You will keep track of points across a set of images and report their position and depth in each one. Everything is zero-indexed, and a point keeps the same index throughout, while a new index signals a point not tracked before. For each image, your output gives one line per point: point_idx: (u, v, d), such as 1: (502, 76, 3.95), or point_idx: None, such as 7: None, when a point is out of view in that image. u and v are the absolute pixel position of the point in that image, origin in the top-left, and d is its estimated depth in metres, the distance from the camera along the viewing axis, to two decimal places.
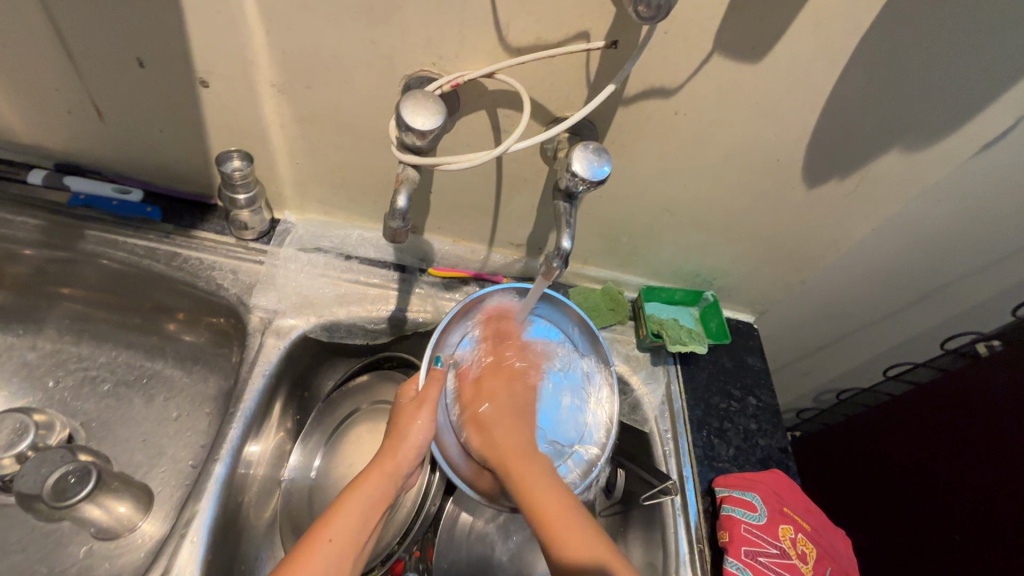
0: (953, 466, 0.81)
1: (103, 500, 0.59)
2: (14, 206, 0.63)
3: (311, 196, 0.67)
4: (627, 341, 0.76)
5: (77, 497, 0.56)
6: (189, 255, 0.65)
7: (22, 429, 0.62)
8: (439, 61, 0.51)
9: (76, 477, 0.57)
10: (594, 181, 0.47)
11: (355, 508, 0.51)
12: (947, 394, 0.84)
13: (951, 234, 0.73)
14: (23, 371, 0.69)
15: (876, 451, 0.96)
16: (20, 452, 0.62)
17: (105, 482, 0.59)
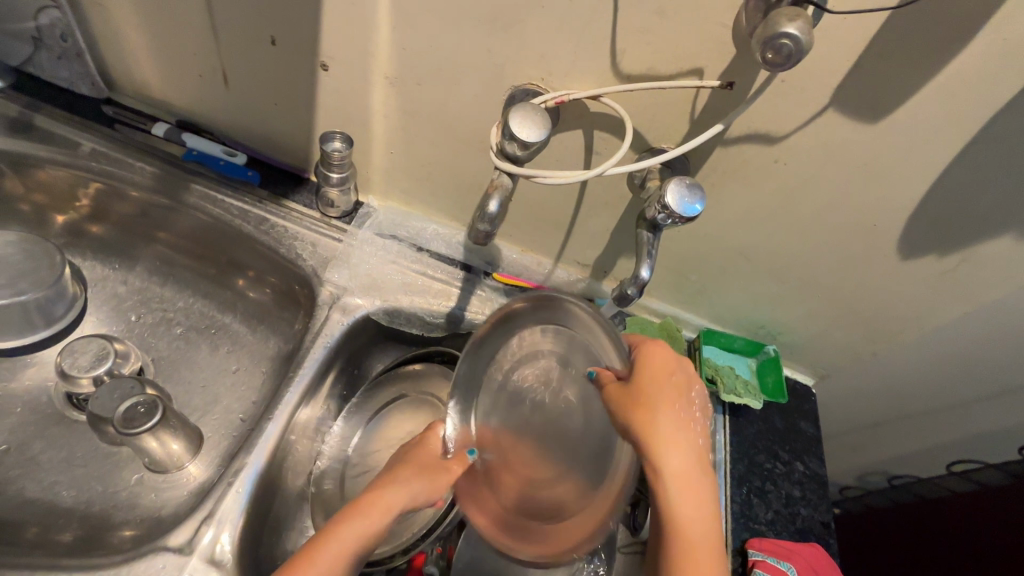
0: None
1: (161, 435, 0.63)
2: (136, 152, 0.68)
3: (397, 185, 0.70)
4: None
5: (142, 428, 0.60)
6: (276, 222, 0.69)
7: (103, 353, 0.68)
8: (548, 77, 0.52)
9: (144, 409, 0.61)
10: (683, 216, 0.46)
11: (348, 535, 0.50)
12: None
13: None
14: (112, 301, 0.75)
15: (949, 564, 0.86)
16: (97, 375, 0.67)
17: (167, 419, 0.63)
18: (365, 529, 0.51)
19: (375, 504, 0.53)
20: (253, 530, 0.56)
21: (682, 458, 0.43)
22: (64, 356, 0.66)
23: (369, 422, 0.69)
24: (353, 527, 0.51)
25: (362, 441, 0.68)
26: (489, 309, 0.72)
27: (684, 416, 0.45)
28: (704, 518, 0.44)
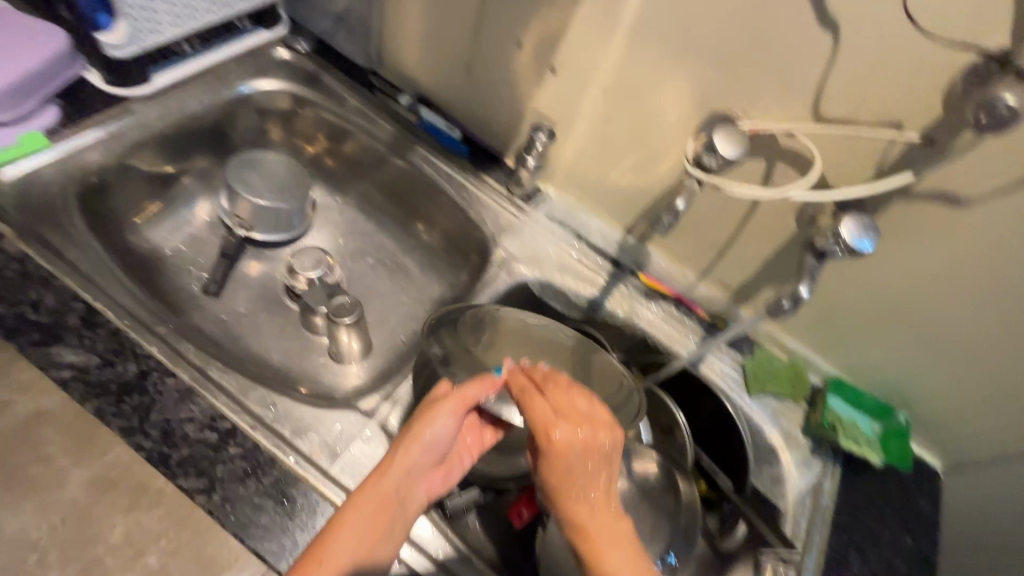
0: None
1: (351, 335, 0.79)
2: (384, 114, 0.86)
3: (576, 180, 0.80)
4: (793, 420, 0.76)
5: (344, 320, 0.76)
6: (471, 189, 0.84)
7: (318, 262, 0.84)
8: (748, 109, 0.59)
9: (348, 307, 0.78)
10: (852, 249, 0.51)
11: (358, 509, 0.50)
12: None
13: None
14: (328, 225, 0.93)
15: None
16: (311, 278, 0.83)
17: (359, 323, 0.78)
18: (377, 496, 0.51)
19: (353, 501, 0.50)
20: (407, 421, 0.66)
21: (567, 454, 0.51)
22: (295, 257, 0.83)
23: None
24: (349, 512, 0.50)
25: None
26: (630, 305, 0.80)
27: (566, 413, 0.52)
28: (600, 509, 0.50)
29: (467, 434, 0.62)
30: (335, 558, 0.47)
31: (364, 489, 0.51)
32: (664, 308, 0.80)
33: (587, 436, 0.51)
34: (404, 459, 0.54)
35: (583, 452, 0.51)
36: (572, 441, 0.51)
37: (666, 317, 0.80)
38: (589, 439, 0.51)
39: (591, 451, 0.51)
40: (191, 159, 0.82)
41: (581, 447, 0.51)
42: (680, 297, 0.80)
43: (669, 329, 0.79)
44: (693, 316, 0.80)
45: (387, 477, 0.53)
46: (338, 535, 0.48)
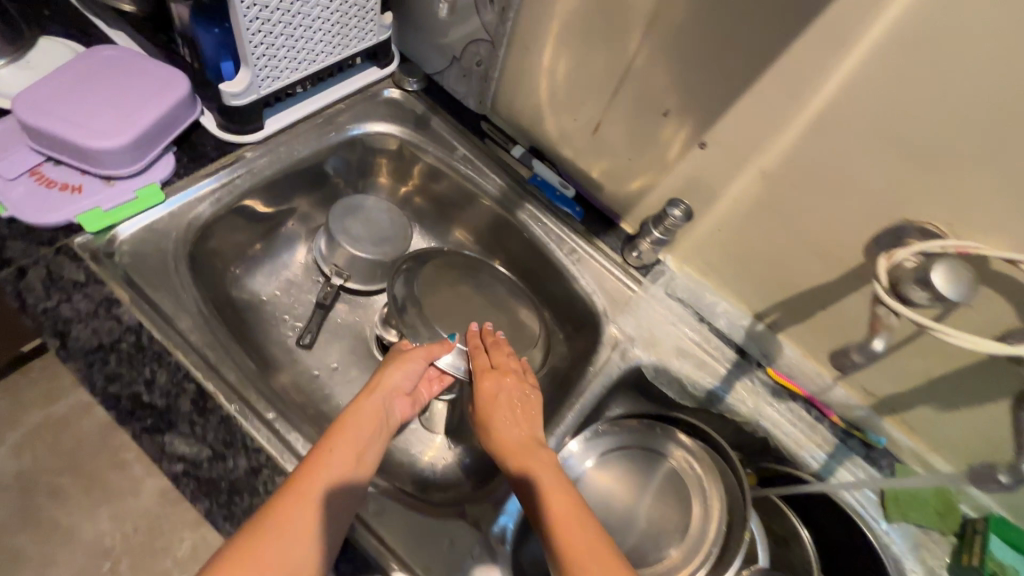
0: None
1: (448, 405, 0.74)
2: (493, 165, 0.80)
3: (704, 258, 0.72)
4: (936, 555, 0.66)
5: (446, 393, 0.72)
6: (583, 255, 0.77)
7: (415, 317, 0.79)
8: (957, 223, 0.49)
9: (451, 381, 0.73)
10: None
11: (348, 433, 0.53)
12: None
13: None
14: None
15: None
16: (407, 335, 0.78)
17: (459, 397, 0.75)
18: (361, 417, 0.56)
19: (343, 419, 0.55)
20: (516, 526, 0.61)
21: (516, 420, 0.61)
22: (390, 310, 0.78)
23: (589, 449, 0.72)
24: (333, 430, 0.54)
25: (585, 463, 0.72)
26: (755, 402, 0.71)
27: (507, 368, 0.65)
28: (554, 473, 0.55)
29: (430, 382, 0.67)
30: (331, 476, 0.50)
31: (353, 411, 0.56)
32: (794, 409, 0.71)
33: (495, 381, 0.64)
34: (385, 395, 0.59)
35: (507, 402, 0.63)
36: (507, 403, 0.62)
37: (797, 420, 0.71)
38: (517, 400, 0.63)
39: (523, 416, 0.62)
40: (292, 202, 0.79)
41: (509, 403, 0.63)
42: (812, 398, 0.72)
43: (800, 435, 0.70)
44: (827, 421, 0.71)
45: (374, 403, 0.58)
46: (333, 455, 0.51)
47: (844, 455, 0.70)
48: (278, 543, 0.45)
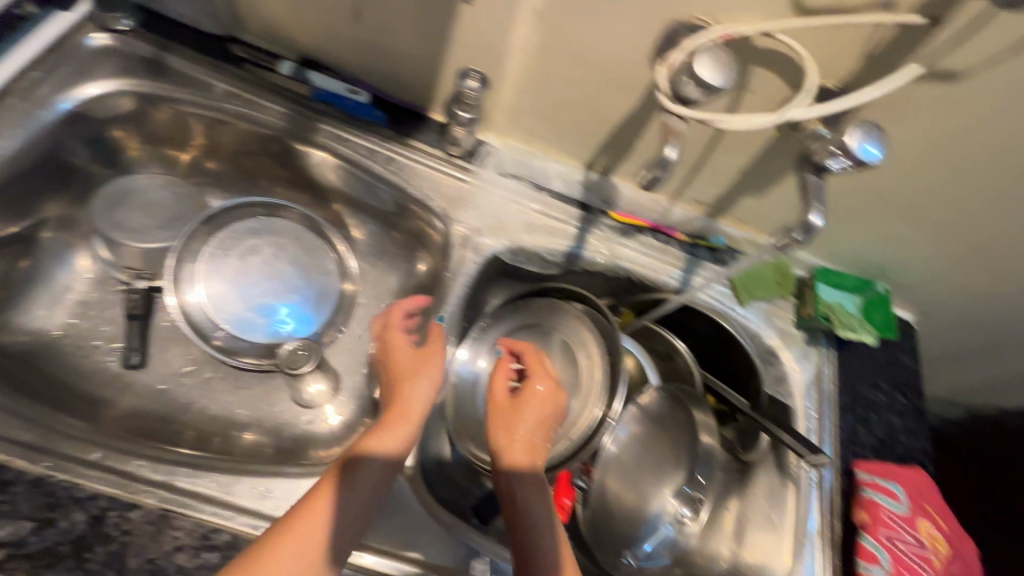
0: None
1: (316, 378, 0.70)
2: (265, 91, 0.68)
3: (521, 124, 0.69)
4: (784, 317, 0.77)
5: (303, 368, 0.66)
6: (403, 162, 0.71)
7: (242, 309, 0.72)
8: (716, 10, 0.49)
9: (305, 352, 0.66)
10: (861, 162, 0.47)
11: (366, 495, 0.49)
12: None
13: None
14: None
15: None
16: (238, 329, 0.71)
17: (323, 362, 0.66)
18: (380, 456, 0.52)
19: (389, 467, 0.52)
20: None
21: (529, 416, 0.58)
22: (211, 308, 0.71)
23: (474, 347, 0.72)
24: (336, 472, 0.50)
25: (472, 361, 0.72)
26: (610, 248, 0.74)
27: (540, 381, 0.61)
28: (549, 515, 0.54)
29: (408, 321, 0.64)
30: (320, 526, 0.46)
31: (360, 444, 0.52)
32: (644, 242, 0.75)
33: (534, 397, 0.59)
34: (411, 415, 0.55)
35: (536, 424, 0.58)
36: (535, 425, 0.58)
37: (649, 250, 0.75)
38: (541, 415, 0.58)
39: (545, 430, 0.58)
40: (32, 211, 0.63)
41: (534, 415, 0.58)
42: (657, 226, 0.75)
43: (654, 262, 0.75)
44: (674, 241, 0.75)
45: (396, 433, 0.53)
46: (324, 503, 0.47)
47: (695, 265, 0.76)
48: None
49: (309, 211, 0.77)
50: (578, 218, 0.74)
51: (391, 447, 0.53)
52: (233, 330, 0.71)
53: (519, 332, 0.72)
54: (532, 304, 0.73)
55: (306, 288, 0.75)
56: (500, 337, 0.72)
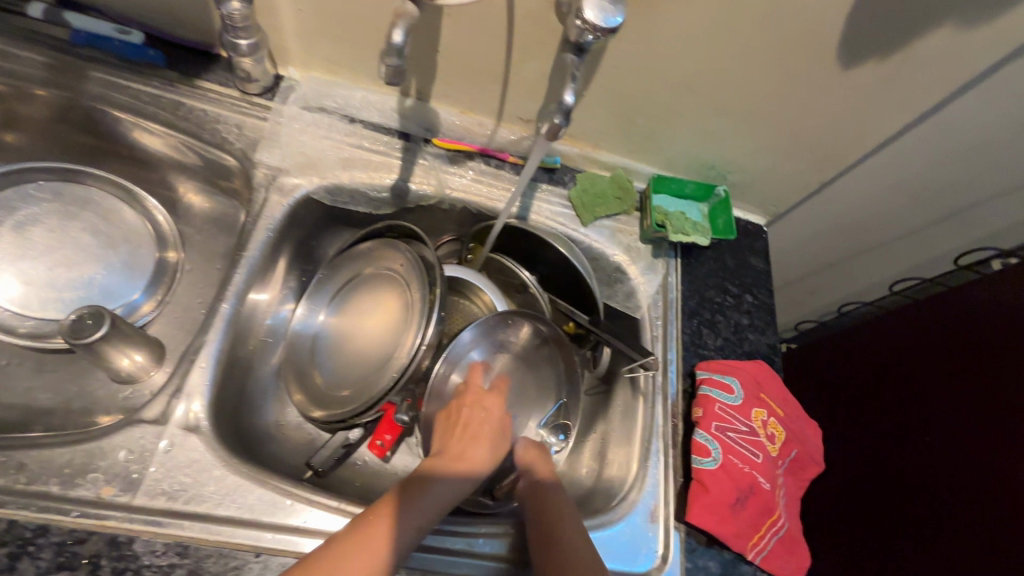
0: (987, 415, 0.70)
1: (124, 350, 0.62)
2: (25, 41, 0.62)
3: (315, 50, 0.64)
4: (630, 232, 0.76)
5: (91, 337, 0.57)
6: (193, 105, 0.65)
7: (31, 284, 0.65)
8: None
9: (91, 319, 0.58)
10: (606, 30, 0.44)
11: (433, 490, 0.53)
12: (1004, 330, 0.73)
13: (977, 141, 0.72)
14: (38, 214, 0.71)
15: (889, 384, 0.88)
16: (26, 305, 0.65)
17: (122, 331, 0.61)
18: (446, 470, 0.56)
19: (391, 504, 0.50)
20: (223, 398, 0.57)
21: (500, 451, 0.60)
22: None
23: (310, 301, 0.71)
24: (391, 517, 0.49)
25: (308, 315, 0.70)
26: (437, 178, 0.70)
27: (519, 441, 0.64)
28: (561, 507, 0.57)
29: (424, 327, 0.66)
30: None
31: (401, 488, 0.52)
32: (474, 168, 0.71)
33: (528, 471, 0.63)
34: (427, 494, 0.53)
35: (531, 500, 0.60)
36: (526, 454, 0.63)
37: (481, 177, 0.72)
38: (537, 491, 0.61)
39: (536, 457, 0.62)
40: None
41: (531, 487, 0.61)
42: (486, 150, 0.72)
43: (487, 189, 0.72)
44: (507, 165, 0.73)
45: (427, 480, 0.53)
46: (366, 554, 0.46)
47: (532, 187, 0.74)
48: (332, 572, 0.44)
49: (110, 177, 0.70)
50: (400, 149, 0.70)
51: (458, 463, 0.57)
52: (13, 305, 0.64)
53: (351, 280, 0.70)
54: (364, 250, 0.71)
55: (112, 257, 0.69)
56: (333, 289, 0.70)
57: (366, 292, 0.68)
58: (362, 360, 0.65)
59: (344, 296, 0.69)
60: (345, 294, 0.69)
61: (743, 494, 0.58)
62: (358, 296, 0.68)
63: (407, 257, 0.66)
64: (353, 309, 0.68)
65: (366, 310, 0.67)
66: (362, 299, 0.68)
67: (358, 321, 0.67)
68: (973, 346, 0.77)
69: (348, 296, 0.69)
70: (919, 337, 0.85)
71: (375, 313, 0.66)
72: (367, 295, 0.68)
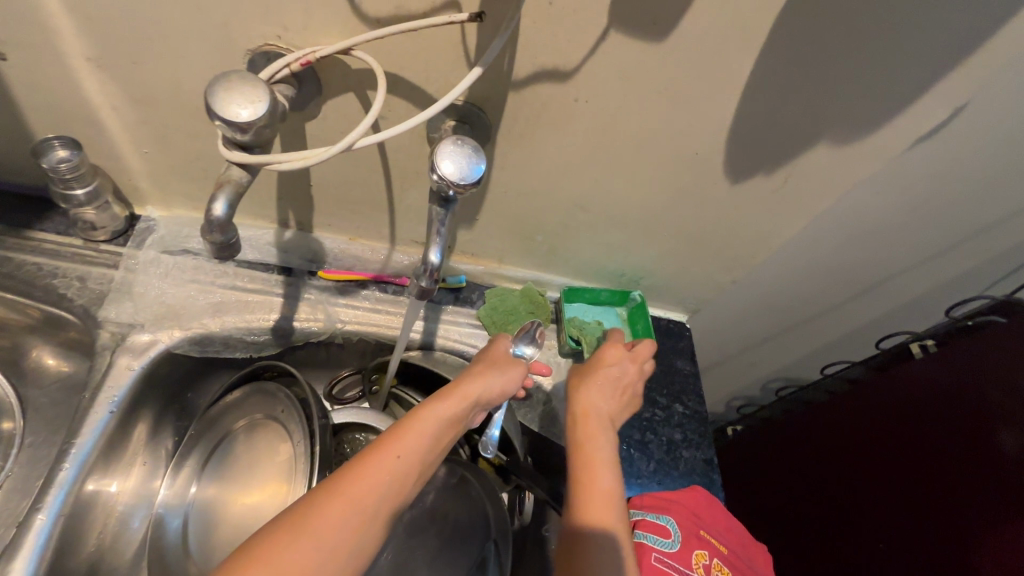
0: (935, 537, 0.68)
1: None
2: None
3: (173, 189, 0.58)
4: (548, 346, 0.70)
5: None
6: (23, 260, 0.56)
7: None
8: (286, 33, 0.42)
9: None
10: (471, 183, 0.39)
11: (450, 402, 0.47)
12: (923, 437, 0.73)
13: (873, 228, 0.73)
14: None
15: (835, 492, 0.85)
16: None
17: None
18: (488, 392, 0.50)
19: (456, 389, 0.47)
20: None
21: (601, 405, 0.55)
22: None
23: (177, 473, 0.59)
24: (447, 400, 0.46)
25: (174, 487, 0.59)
26: (325, 311, 0.63)
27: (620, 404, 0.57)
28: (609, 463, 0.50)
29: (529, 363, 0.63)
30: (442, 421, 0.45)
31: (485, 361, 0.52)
32: (368, 297, 0.65)
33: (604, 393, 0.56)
34: (472, 396, 0.48)
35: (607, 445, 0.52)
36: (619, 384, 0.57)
37: (378, 304, 0.65)
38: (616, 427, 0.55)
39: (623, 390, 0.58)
40: None
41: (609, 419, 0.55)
42: (382, 276, 0.66)
43: (386, 317, 0.64)
44: (406, 289, 0.66)
45: (488, 376, 0.50)
46: (433, 424, 0.44)
47: (436, 309, 0.68)
48: (354, 484, 0.38)
49: None
50: (281, 283, 0.62)
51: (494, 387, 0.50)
52: None
53: (224, 439, 0.60)
54: (238, 396, 0.61)
55: None
56: (204, 453, 0.60)
57: (241, 450, 0.58)
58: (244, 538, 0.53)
59: (215, 460, 0.59)
60: (216, 458, 0.59)
61: None
62: (232, 457, 0.59)
63: (284, 404, 0.58)
64: (225, 476, 0.58)
65: (242, 476, 0.57)
66: (237, 460, 0.58)
67: (233, 489, 0.57)
68: (899, 454, 0.76)
69: (221, 459, 0.59)
70: (858, 423, 0.83)
71: (252, 477, 0.56)
72: (244, 453, 0.58)
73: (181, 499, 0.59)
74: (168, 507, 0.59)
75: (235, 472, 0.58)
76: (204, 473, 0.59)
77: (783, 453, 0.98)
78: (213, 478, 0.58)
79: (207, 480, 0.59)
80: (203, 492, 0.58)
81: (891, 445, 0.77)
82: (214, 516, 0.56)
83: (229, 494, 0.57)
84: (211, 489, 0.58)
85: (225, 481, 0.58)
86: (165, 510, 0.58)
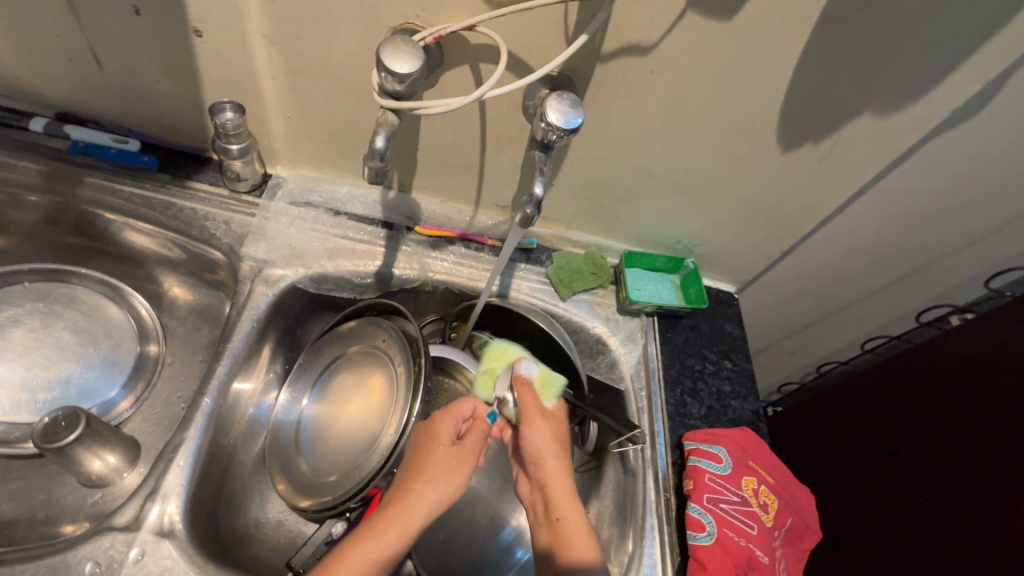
0: (964, 494, 0.73)
1: (95, 451, 0.59)
2: (20, 152, 0.66)
3: (303, 151, 0.69)
4: (607, 305, 0.79)
5: (67, 440, 0.55)
6: (183, 205, 0.68)
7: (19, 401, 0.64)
8: (423, 14, 0.52)
9: (67, 421, 0.56)
10: (568, 130, 0.49)
11: (403, 513, 0.51)
12: (953, 399, 0.78)
13: (916, 207, 0.78)
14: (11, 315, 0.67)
15: (874, 460, 0.89)
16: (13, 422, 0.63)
17: (96, 429, 0.58)
18: (440, 494, 0.53)
19: (396, 520, 0.51)
20: (200, 493, 0.57)
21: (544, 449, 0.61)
22: None
23: (290, 390, 0.69)
24: (397, 522, 0.50)
25: (289, 400, 0.69)
26: (419, 262, 0.73)
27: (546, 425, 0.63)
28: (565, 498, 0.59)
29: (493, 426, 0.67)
30: (398, 531, 0.50)
31: (437, 447, 0.55)
32: (455, 252, 0.75)
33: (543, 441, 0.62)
34: (409, 527, 0.51)
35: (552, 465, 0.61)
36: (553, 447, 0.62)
37: (462, 259, 0.75)
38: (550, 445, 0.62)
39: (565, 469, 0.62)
40: None
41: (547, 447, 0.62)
42: (466, 235, 0.76)
43: (468, 270, 0.74)
44: (486, 248, 0.76)
45: (433, 490, 0.53)
46: (390, 538, 0.50)
47: (511, 266, 0.77)
48: None
49: (93, 271, 0.72)
50: (383, 236, 0.73)
51: (447, 488, 0.53)
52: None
53: (331, 365, 0.69)
54: (345, 327, 0.71)
55: (93, 354, 0.68)
56: (314, 374, 0.70)
57: (346, 373, 0.67)
58: (349, 443, 0.63)
59: (321, 381, 0.69)
60: (323, 380, 0.69)
61: (743, 571, 0.56)
62: (337, 380, 0.68)
63: (390, 333, 0.67)
64: (332, 395, 0.67)
65: (347, 395, 0.66)
66: (342, 382, 0.67)
67: (340, 405, 0.66)
68: (929, 417, 0.81)
69: (328, 380, 0.68)
70: (896, 393, 0.88)
71: (358, 396, 0.65)
72: (347, 376, 0.67)
73: (293, 410, 0.69)
74: (282, 415, 0.69)
75: (341, 392, 0.67)
76: (312, 392, 0.69)
77: (821, 430, 1.02)
78: (320, 397, 0.68)
79: (315, 397, 0.68)
80: (313, 405, 0.68)
81: (931, 411, 0.81)
82: (323, 425, 0.66)
83: (336, 408, 0.66)
84: (318, 405, 0.68)
85: (332, 398, 0.67)
86: (282, 417, 0.69)
